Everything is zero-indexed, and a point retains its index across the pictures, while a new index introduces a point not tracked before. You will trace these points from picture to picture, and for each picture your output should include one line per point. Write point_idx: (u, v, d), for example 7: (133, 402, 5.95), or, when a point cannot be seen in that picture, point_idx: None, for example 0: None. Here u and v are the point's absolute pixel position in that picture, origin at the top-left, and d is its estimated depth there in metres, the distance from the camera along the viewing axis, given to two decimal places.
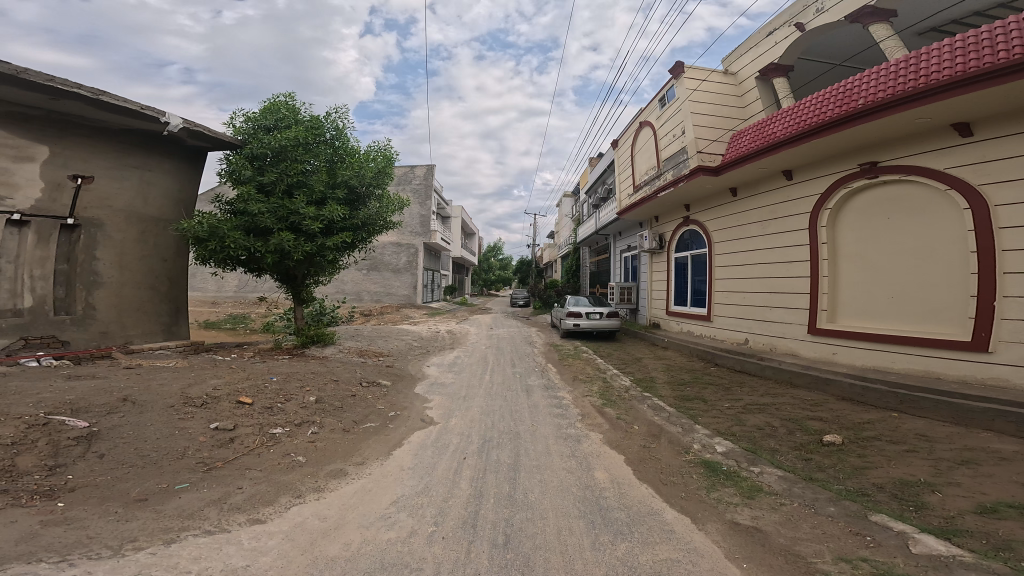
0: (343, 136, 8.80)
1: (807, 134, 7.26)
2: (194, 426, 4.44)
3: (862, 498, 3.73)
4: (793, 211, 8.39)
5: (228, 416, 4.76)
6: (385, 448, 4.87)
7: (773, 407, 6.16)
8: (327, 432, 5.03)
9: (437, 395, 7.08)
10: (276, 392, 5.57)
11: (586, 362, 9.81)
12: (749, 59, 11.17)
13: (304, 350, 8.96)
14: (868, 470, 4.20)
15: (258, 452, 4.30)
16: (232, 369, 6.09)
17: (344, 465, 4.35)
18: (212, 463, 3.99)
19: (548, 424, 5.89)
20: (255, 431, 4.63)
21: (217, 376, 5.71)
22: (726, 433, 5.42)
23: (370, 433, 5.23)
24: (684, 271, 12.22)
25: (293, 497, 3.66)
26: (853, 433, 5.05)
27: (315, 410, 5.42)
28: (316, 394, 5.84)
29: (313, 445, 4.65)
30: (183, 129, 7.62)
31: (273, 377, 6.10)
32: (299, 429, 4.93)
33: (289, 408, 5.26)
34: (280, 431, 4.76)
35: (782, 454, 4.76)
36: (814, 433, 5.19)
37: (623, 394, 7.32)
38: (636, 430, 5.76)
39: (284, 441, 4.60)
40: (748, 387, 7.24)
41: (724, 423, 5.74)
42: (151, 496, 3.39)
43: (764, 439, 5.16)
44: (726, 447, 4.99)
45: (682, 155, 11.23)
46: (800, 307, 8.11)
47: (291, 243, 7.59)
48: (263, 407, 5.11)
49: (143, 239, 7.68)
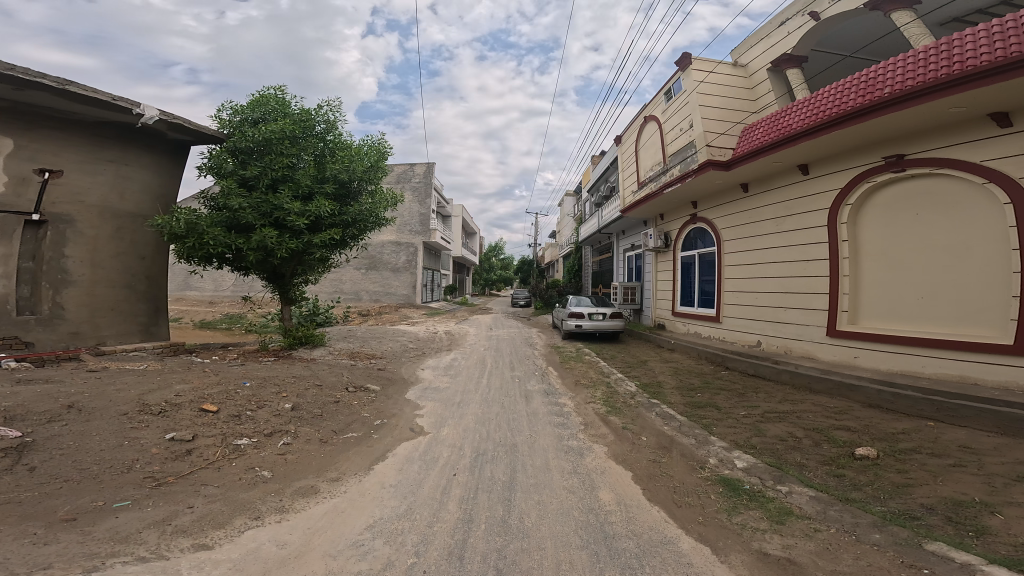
0: (334, 130, 8.37)
1: (826, 125, 6.76)
2: (147, 436, 3.99)
3: (911, 523, 3.24)
4: (811, 207, 7.86)
5: (188, 425, 4.30)
6: (365, 462, 4.41)
7: (794, 416, 5.66)
8: (302, 443, 4.57)
9: (429, 401, 6.61)
10: (248, 399, 5.12)
11: (588, 365, 9.32)
12: (759, 50, 10.67)
13: (291, 352, 8.54)
14: (911, 488, 3.71)
15: (219, 466, 3.85)
16: (203, 374, 5.63)
17: (315, 482, 3.90)
18: (162, 477, 3.54)
19: (548, 434, 5.43)
20: (217, 442, 4.18)
21: (186, 381, 5.25)
22: (745, 445, 4.93)
23: (349, 445, 4.76)
24: (690, 270, 11.70)
25: (250, 519, 3.20)
26: (888, 445, 4.55)
27: (290, 418, 4.96)
28: (294, 401, 5.38)
29: (283, 459, 4.19)
30: (161, 121, 7.20)
31: (247, 382, 5.63)
32: (269, 440, 4.47)
33: (260, 416, 4.80)
34: (246, 442, 4.31)
35: (809, 469, 4.27)
36: (844, 445, 4.69)
37: (629, 400, 6.83)
38: (644, 441, 5.29)
39: (251, 454, 4.15)
40: (764, 393, 6.73)
41: (742, 434, 5.24)
42: (81, 515, 2.96)
43: (789, 453, 4.66)
44: (747, 463, 4.50)
45: (689, 151, 10.73)
46: (817, 308, 7.60)
47: (275, 240, 7.12)
48: (230, 416, 4.66)
49: (119, 235, 7.26)
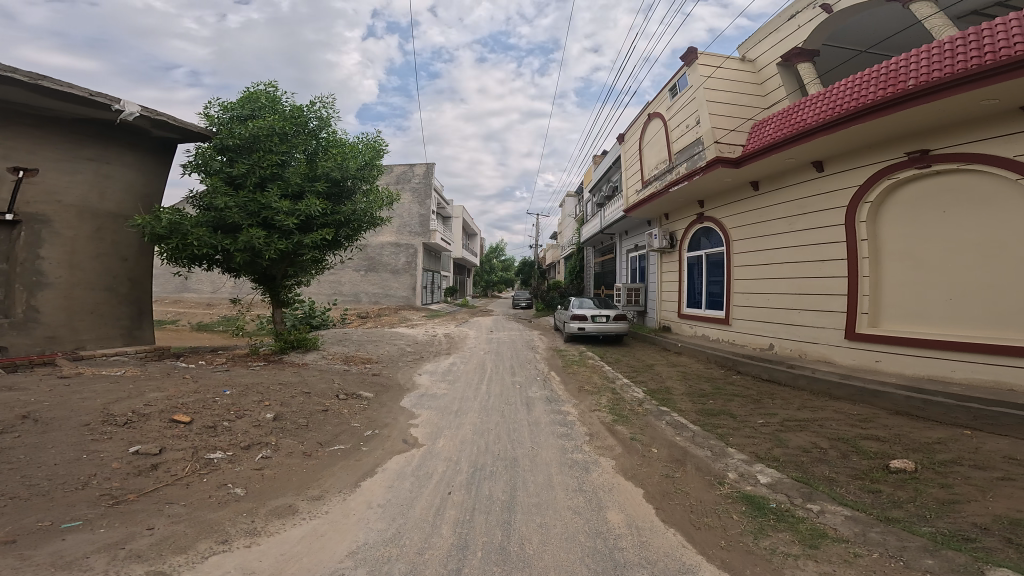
0: (327, 127, 8.05)
1: (845, 119, 6.41)
2: (109, 449, 3.64)
3: (966, 547, 2.88)
4: (827, 205, 7.47)
5: (155, 438, 3.94)
6: (352, 479, 4.05)
7: (816, 424, 5.28)
8: (283, 456, 4.22)
9: (425, 409, 6.24)
10: (227, 408, 4.77)
11: (592, 370, 8.94)
12: (768, 45, 10.32)
13: (282, 356, 8.19)
14: (959, 506, 3.37)
15: (187, 482, 3.50)
16: (182, 381, 5.27)
17: (294, 501, 3.54)
18: (122, 495, 3.19)
19: (551, 447, 5.06)
20: (187, 456, 3.82)
21: (160, 389, 4.90)
22: (767, 458, 4.56)
23: (335, 459, 4.39)
24: (697, 270, 11.32)
25: (216, 543, 2.85)
26: (925, 457, 4.21)
27: (272, 429, 4.61)
28: (277, 411, 5.01)
29: (259, 474, 3.83)
30: (143, 118, 6.89)
31: (227, 390, 5.27)
32: (245, 453, 4.12)
33: (238, 427, 4.46)
34: (219, 456, 3.95)
35: (840, 485, 3.91)
36: (876, 457, 4.32)
37: (636, 408, 6.46)
38: (654, 454, 4.93)
39: (224, 469, 3.79)
40: (781, 400, 6.35)
41: (762, 445, 4.86)
42: (23, 537, 2.62)
43: (815, 466, 4.30)
44: (770, 478, 4.13)
45: (696, 148, 10.38)
46: (834, 310, 7.21)
47: (263, 240, 6.78)
48: (204, 427, 4.30)
49: (99, 236, 6.94)
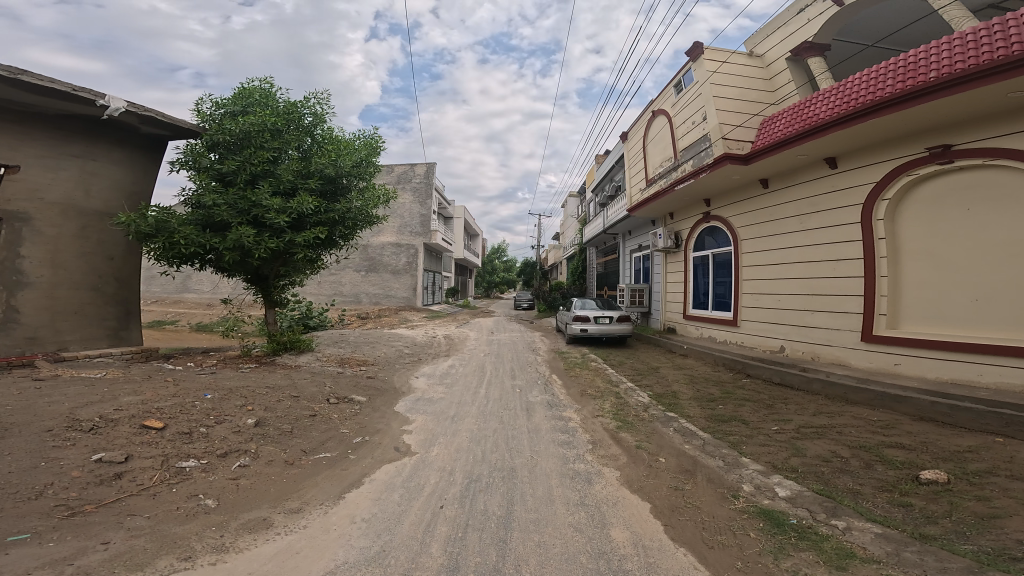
0: (322, 123, 7.83)
1: (863, 113, 6.11)
2: (70, 457, 3.39)
3: (1016, 568, 2.59)
4: (841, 203, 7.15)
5: (122, 444, 3.68)
6: (337, 490, 3.79)
7: (834, 431, 4.97)
8: (263, 465, 3.96)
9: (420, 414, 5.97)
10: (206, 413, 4.51)
11: (595, 373, 8.63)
12: (776, 39, 10.03)
13: (275, 358, 7.95)
14: (1001, 521, 3.07)
15: (154, 493, 3.27)
16: (163, 384, 5.03)
17: (270, 513, 3.28)
18: (79, 506, 2.96)
19: (551, 456, 4.78)
20: (156, 464, 3.58)
21: (136, 393, 4.63)
22: (784, 468, 4.25)
23: (320, 468, 4.12)
24: (703, 270, 11.00)
25: (177, 559, 2.64)
26: (957, 467, 3.91)
27: (253, 436, 4.35)
28: (260, 416, 4.74)
29: (234, 484, 3.58)
30: (130, 113, 6.70)
31: (208, 394, 5.01)
32: (222, 462, 3.86)
33: (216, 433, 4.20)
34: (191, 464, 3.70)
35: (866, 498, 3.60)
36: (904, 467, 4.01)
37: (642, 414, 6.16)
38: (661, 463, 4.63)
39: (196, 478, 3.55)
40: (795, 405, 6.03)
41: (779, 455, 4.55)
42: None
43: (837, 477, 3.99)
44: (789, 491, 3.83)
45: (703, 145, 10.08)
46: (850, 312, 6.89)
47: (253, 239, 6.53)
48: (178, 433, 4.04)
49: (84, 235, 6.72)
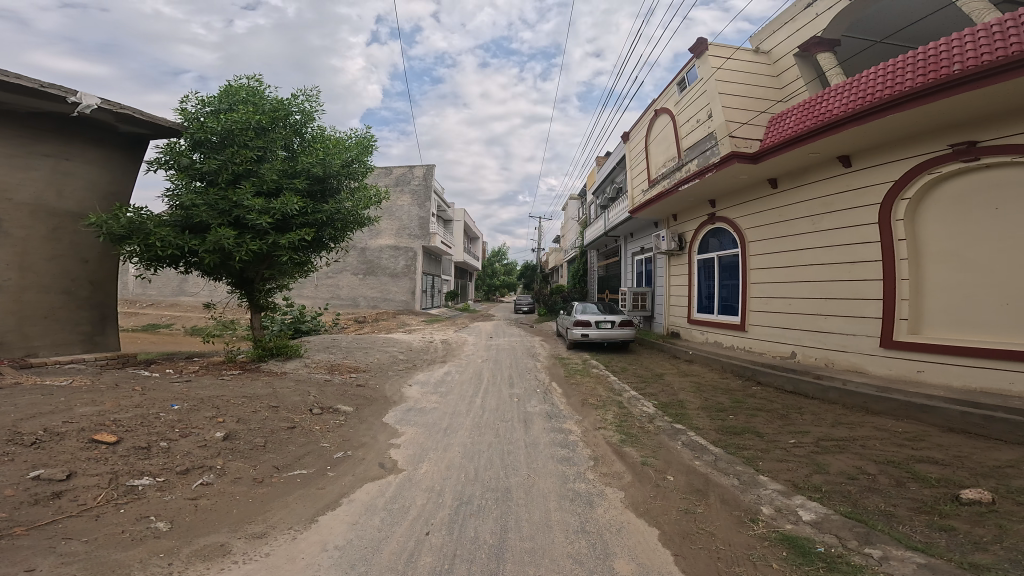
0: (311, 122, 7.53)
1: (883, 107, 5.72)
2: (4, 475, 3.04)
3: None
4: (856, 203, 6.79)
5: (66, 460, 3.32)
6: (309, 512, 3.42)
7: (857, 444, 4.58)
8: (227, 483, 3.60)
9: (410, 426, 5.59)
10: (170, 426, 4.15)
11: (597, 380, 8.23)
12: (784, 34, 9.69)
13: (261, 364, 7.59)
14: None
15: (97, 514, 2.92)
16: (128, 393, 4.68)
17: (228, 539, 2.93)
18: (6, 528, 2.63)
19: (549, 474, 4.40)
20: (104, 482, 3.22)
21: (95, 404, 4.28)
22: (806, 487, 3.85)
23: (292, 487, 3.75)
24: (708, 273, 10.61)
25: None
26: (1001, 485, 3.51)
27: (221, 451, 3.98)
28: (231, 429, 4.37)
29: (192, 505, 3.23)
30: (105, 112, 6.45)
31: (175, 405, 4.64)
32: (182, 479, 3.51)
33: (178, 448, 3.84)
34: (145, 481, 3.35)
35: (901, 521, 3.20)
36: (940, 486, 3.61)
37: (646, 425, 5.76)
38: (668, 482, 4.24)
39: (149, 498, 3.20)
40: (811, 415, 5.62)
41: (799, 472, 4.15)
42: None
43: (866, 497, 3.59)
44: (813, 514, 3.43)
45: (708, 144, 9.73)
46: (867, 317, 6.50)
47: (233, 241, 6.19)
48: (133, 448, 3.68)
49: (56, 236, 6.39)
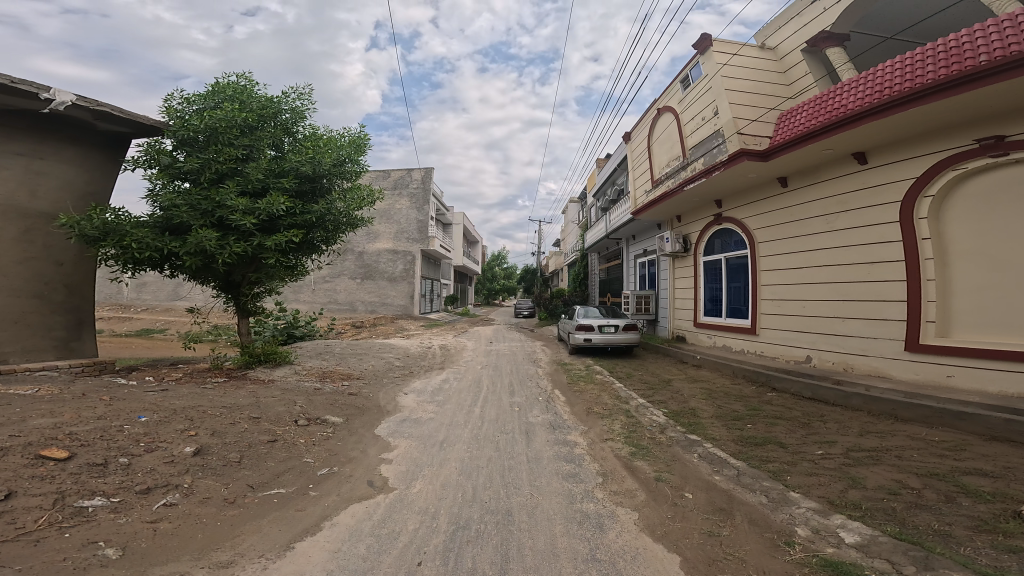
0: (302, 120, 7.23)
1: (903, 101, 5.41)
2: None
3: None
4: (873, 201, 6.45)
5: (5, 479, 2.94)
6: (286, 537, 3.05)
7: (893, 456, 4.22)
8: (194, 503, 3.23)
9: (404, 438, 5.20)
10: (135, 440, 3.78)
11: (602, 387, 7.84)
12: (790, 30, 9.42)
13: (248, 371, 7.21)
14: None
15: (36, 539, 2.56)
16: (93, 404, 4.30)
17: (190, 569, 2.57)
18: None
19: (554, 491, 4.02)
20: (48, 503, 2.85)
21: (52, 415, 3.90)
22: (844, 505, 3.49)
23: (268, 509, 3.37)
24: (715, 275, 10.25)
25: None
26: None
27: (190, 467, 3.61)
28: (203, 443, 3.99)
29: (150, 530, 2.86)
30: (81, 108, 6.14)
31: (143, 416, 4.27)
32: (142, 499, 3.14)
33: (141, 465, 3.46)
34: (98, 502, 2.99)
35: (961, 543, 2.86)
36: (997, 501, 3.28)
37: (658, 436, 5.38)
38: (687, 499, 3.87)
39: (100, 521, 2.83)
40: (835, 424, 5.25)
41: (833, 488, 3.78)
42: None
43: (914, 514, 3.25)
44: (857, 537, 3.06)
45: (714, 142, 9.43)
46: (889, 319, 6.14)
47: (216, 242, 5.84)
48: (88, 464, 3.31)
49: (28, 238, 6.05)
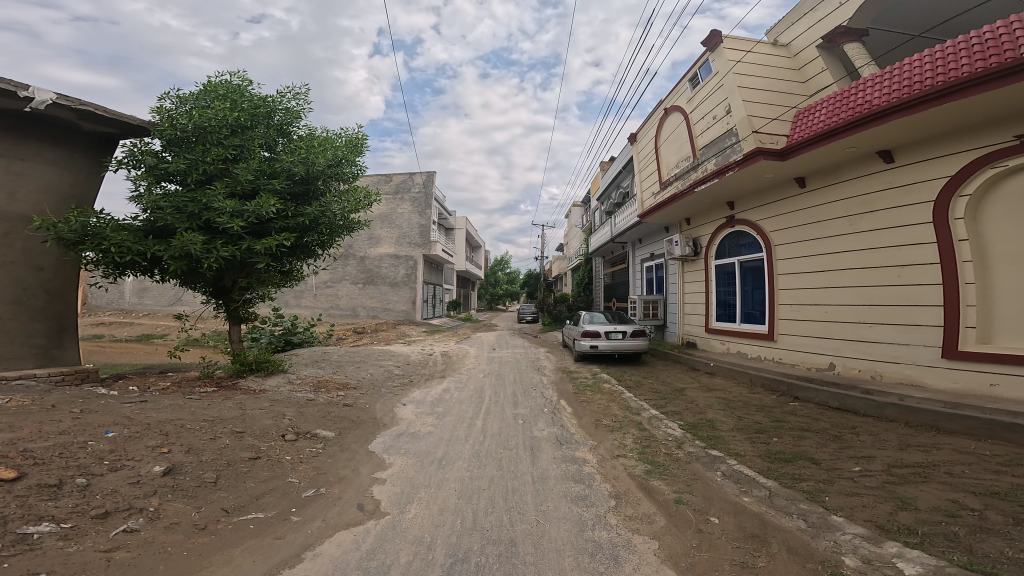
0: (296, 119, 6.96)
1: (937, 94, 5.05)
2: None
3: None
4: (901, 201, 6.06)
5: None
6: (263, 569, 2.69)
7: (944, 474, 3.83)
8: (158, 530, 2.85)
9: (401, 454, 4.84)
10: (97, 458, 3.43)
11: (610, 397, 7.42)
12: (804, 26, 9.08)
13: (238, 380, 6.87)
14: None
15: None
16: (58, 417, 3.96)
17: None
18: None
19: (562, 516, 3.62)
20: None
21: (10, 430, 3.57)
22: (897, 530, 3.10)
23: (243, 536, 2.99)
24: (727, 279, 9.84)
25: None
26: None
27: (157, 489, 3.24)
28: (175, 462, 3.62)
29: (103, 560, 2.49)
30: (64, 108, 5.96)
31: (111, 430, 3.92)
32: (97, 524, 2.77)
33: (100, 487, 3.09)
34: (45, 528, 2.63)
35: None
36: None
37: (674, 451, 4.97)
38: (714, 523, 3.47)
39: (46, 550, 2.47)
40: (870, 437, 4.84)
41: (880, 509, 3.40)
42: None
43: (982, 540, 2.89)
44: (918, 568, 2.68)
45: (727, 141, 9.09)
46: (923, 325, 5.74)
47: (201, 246, 5.55)
48: (39, 485, 2.95)
49: (5, 242, 5.80)
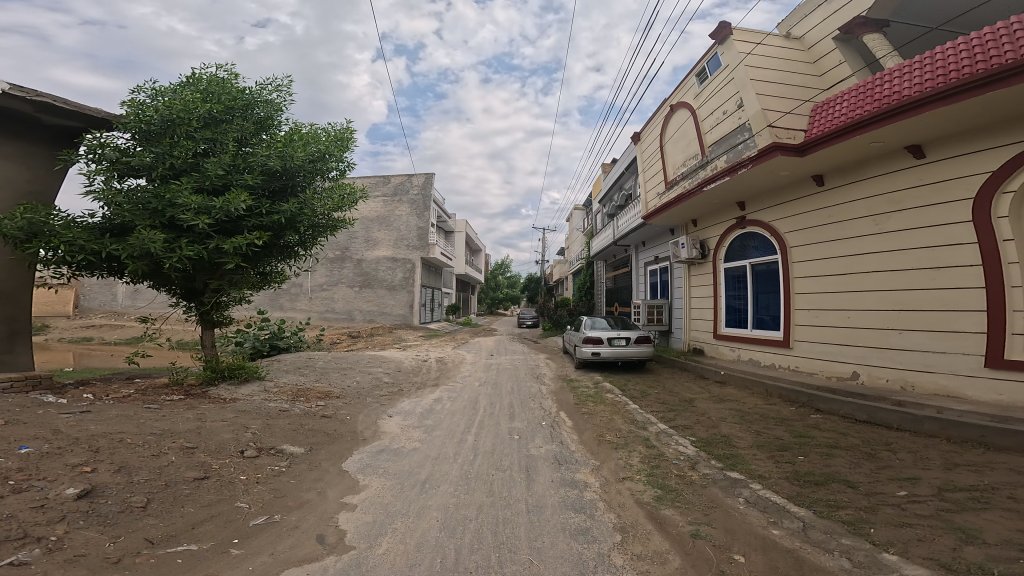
0: (277, 111, 6.49)
1: (979, 83, 4.53)
2: None
3: None
4: (934, 198, 5.54)
5: None
6: None
7: (1009, 501, 3.26)
8: (52, 566, 2.31)
9: (377, 474, 4.28)
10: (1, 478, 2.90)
11: (614, 409, 6.84)
12: (819, 16, 8.58)
13: (209, 389, 6.34)
14: None
15: None
16: None
17: None
18: None
19: (556, 553, 3.07)
20: None
21: None
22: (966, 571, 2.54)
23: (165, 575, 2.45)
24: (738, 283, 9.29)
25: None
26: None
27: (64, 514, 2.70)
28: (97, 483, 3.09)
29: None
30: (20, 99, 5.59)
31: (29, 445, 3.40)
32: None
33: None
34: None
35: None
36: None
37: (687, 473, 4.40)
38: (739, 563, 2.90)
39: None
40: (910, 455, 4.27)
41: (941, 544, 2.83)
42: None
43: None
44: None
45: (739, 137, 8.62)
46: (964, 331, 5.19)
47: (163, 245, 5.09)
48: None
49: None
